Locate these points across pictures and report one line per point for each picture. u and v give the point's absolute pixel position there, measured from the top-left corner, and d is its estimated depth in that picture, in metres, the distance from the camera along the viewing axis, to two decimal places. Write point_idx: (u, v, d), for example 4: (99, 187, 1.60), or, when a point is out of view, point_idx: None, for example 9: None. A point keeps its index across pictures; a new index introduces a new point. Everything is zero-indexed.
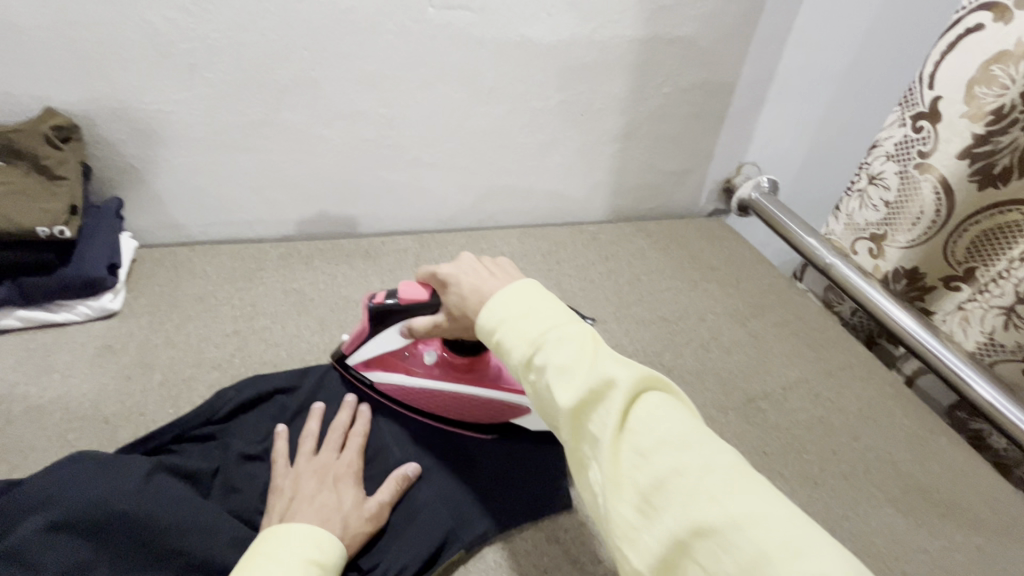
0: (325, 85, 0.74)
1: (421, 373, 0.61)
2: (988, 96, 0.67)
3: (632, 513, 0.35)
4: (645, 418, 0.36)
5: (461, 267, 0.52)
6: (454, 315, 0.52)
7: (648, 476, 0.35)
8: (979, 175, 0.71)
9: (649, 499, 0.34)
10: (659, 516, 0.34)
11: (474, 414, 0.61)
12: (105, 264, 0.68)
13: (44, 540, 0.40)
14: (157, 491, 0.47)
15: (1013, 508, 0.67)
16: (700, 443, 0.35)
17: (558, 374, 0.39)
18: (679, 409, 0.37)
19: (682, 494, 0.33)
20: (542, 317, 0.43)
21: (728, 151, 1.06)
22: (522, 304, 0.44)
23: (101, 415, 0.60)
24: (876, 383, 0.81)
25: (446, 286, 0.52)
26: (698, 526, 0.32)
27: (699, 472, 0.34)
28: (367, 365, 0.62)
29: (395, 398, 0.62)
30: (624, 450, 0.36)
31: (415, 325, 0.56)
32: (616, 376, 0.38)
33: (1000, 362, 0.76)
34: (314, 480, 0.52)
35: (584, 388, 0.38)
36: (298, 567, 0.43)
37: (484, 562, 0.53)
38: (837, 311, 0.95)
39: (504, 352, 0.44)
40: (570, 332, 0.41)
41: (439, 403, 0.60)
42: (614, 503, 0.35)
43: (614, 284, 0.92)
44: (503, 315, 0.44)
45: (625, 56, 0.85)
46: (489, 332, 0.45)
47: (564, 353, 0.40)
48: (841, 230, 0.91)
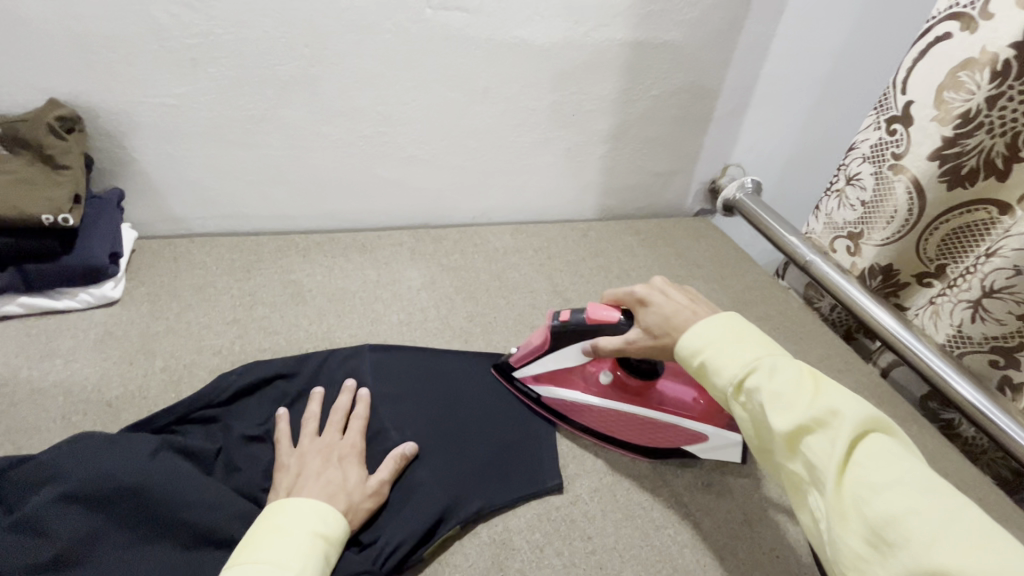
0: (324, 82, 0.76)
1: (594, 392, 0.63)
2: (956, 100, 0.71)
3: (862, 545, 0.38)
4: (873, 457, 0.40)
5: (656, 289, 0.58)
6: (653, 334, 0.56)
7: (879, 511, 0.38)
8: (949, 175, 0.75)
9: (880, 533, 0.37)
10: (893, 552, 0.37)
11: (636, 435, 0.63)
12: (107, 252, 0.69)
13: (57, 510, 0.43)
14: (164, 467, 0.48)
15: (979, 491, 0.71)
16: (936, 493, 0.38)
17: (774, 399, 0.44)
18: (912, 458, 0.40)
19: (920, 535, 0.36)
20: (754, 348, 0.48)
21: (714, 152, 1.10)
22: (727, 333, 0.50)
23: (104, 398, 0.61)
24: (854, 374, 0.84)
25: (647, 305, 0.57)
26: (941, 568, 0.34)
27: (940, 518, 0.36)
28: (538, 378, 0.65)
29: (560, 413, 0.65)
30: (850, 484, 0.40)
31: (602, 344, 0.59)
32: (840, 409, 0.42)
33: (968, 353, 0.80)
34: (318, 458, 0.55)
35: (806, 416, 0.43)
36: (305, 539, 0.46)
37: (479, 539, 0.55)
38: (817, 307, 0.98)
39: (710, 375, 0.50)
40: (783, 363, 0.46)
41: (610, 422, 0.63)
42: (842, 532, 0.39)
43: (603, 279, 0.95)
44: (705, 339, 0.50)
45: (615, 59, 0.88)
46: (691, 355, 0.51)
47: (779, 381, 0.45)
48: (821, 229, 0.95)
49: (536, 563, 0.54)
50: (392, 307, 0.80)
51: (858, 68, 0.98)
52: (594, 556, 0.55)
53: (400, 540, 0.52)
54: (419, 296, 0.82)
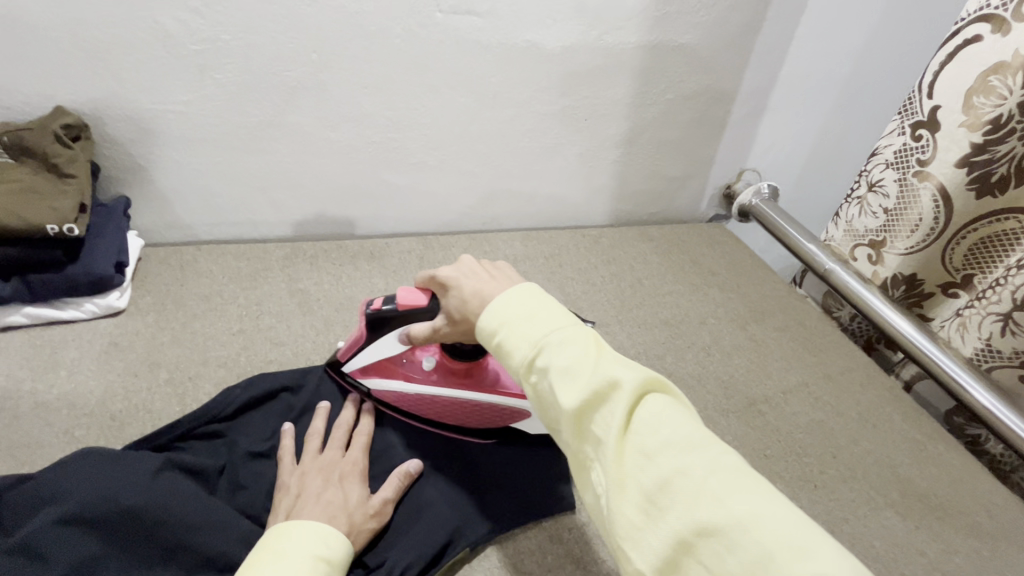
0: (332, 88, 0.75)
1: (421, 379, 0.60)
2: (986, 106, 0.68)
3: (637, 514, 0.36)
4: (648, 420, 0.38)
5: (460, 270, 0.53)
6: (454, 319, 0.52)
7: (652, 476, 0.36)
8: (978, 183, 0.73)
9: (653, 499, 0.35)
10: (662, 514, 0.35)
11: (468, 418, 0.60)
12: (112, 263, 0.68)
13: (54, 533, 0.41)
14: (166, 488, 0.47)
15: (1010, 512, 0.68)
16: (701, 445, 0.37)
17: (562, 375, 0.40)
18: (681, 411, 0.39)
19: (686, 494, 0.35)
20: (544, 319, 0.44)
21: (729, 157, 1.07)
22: (524, 307, 0.45)
23: (108, 412, 0.60)
24: (875, 388, 0.81)
25: (446, 288, 0.52)
26: (703, 526, 0.33)
27: (703, 473, 0.35)
28: (364, 372, 0.61)
29: (392, 405, 0.62)
30: (629, 451, 0.37)
31: (414, 332, 0.55)
32: (619, 378, 0.39)
33: (997, 368, 0.77)
34: (320, 478, 0.53)
35: (587, 390, 0.39)
36: (304, 562, 0.44)
37: (489, 561, 0.53)
38: (836, 317, 0.96)
39: (505, 355, 0.45)
40: (571, 334, 0.43)
41: (442, 409, 0.60)
42: (618, 503, 0.36)
43: (615, 287, 0.92)
44: (503, 317, 0.45)
45: (629, 62, 0.86)
46: (490, 335, 0.46)
47: (567, 356, 0.41)
48: (840, 236, 0.93)
49: None
50: None
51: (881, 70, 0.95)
52: None
53: (407, 563, 0.50)
54: None
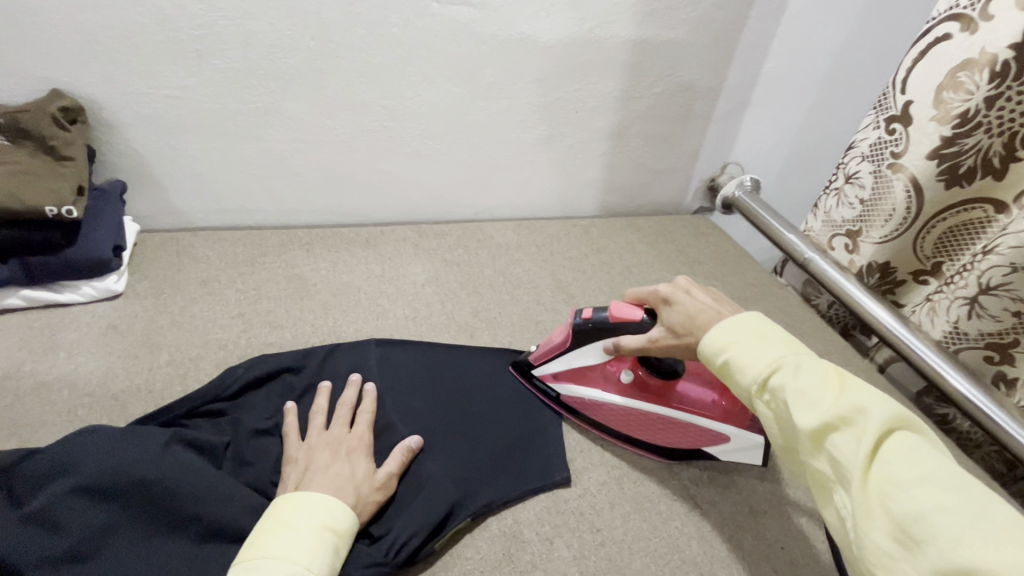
0: (329, 76, 0.76)
1: (615, 390, 0.63)
2: (955, 100, 0.72)
3: (889, 543, 0.37)
4: (900, 454, 0.39)
5: (680, 289, 0.58)
6: (676, 332, 0.55)
7: (906, 507, 0.37)
8: (947, 174, 0.77)
9: (907, 530, 0.36)
10: (921, 549, 0.36)
11: (655, 434, 0.62)
12: (110, 245, 0.69)
13: (69, 502, 0.43)
14: (175, 459, 0.48)
15: None
16: (964, 491, 0.37)
17: (798, 397, 0.44)
18: (940, 455, 0.39)
19: (948, 530, 0.35)
20: (776, 346, 0.48)
21: (714, 150, 1.10)
22: (754, 332, 0.50)
23: (110, 392, 0.61)
24: (852, 370, 0.85)
25: (671, 304, 0.57)
26: (972, 565, 0.33)
27: (970, 515, 0.35)
28: (558, 377, 0.66)
29: (579, 412, 0.65)
30: (876, 479, 0.39)
31: (624, 343, 0.59)
32: (865, 407, 0.42)
33: (964, 349, 0.82)
34: (327, 452, 0.54)
35: (830, 414, 0.42)
36: (311, 532, 0.46)
37: (490, 531, 0.55)
38: (815, 304, 1.00)
39: (734, 374, 0.49)
40: (809, 362, 0.46)
41: (631, 421, 0.63)
42: (867, 529, 0.38)
43: (605, 274, 0.95)
44: (732, 339, 0.50)
45: (619, 56, 0.89)
46: (715, 354, 0.51)
47: (803, 379, 0.45)
48: (819, 227, 0.97)
49: (546, 553, 0.54)
50: (397, 302, 0.80)
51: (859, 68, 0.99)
52: (604, 548, 0.55)
53: (411, 532, 0.52)
54: (423, 291, 0.82)
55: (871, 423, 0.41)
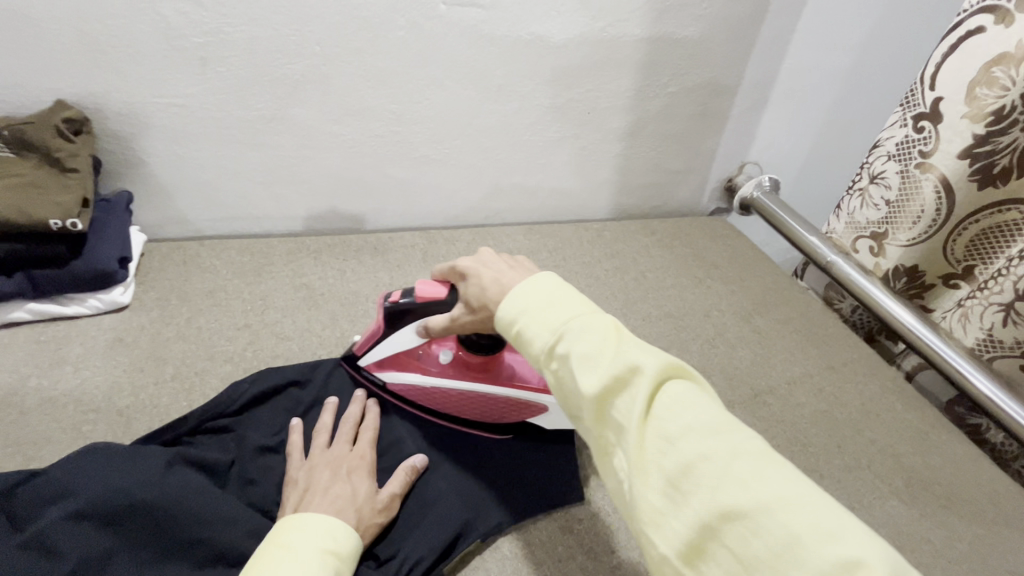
0: (336, 80, 0.74)
1: (436, 372, 0.61)
2: (989, 97, 0.68)
3: (660, 500, 0.35)
4: (670, 404, 0.37)
5: (478, 261, 0.53)
6: (472, 309, 0.51)
7: (676, 461, 0.35)
8: (979, 174, 0.73)
9: (676, 483, 0.35)
10: (687, 500, 0.34)
11: (480, 412, 0.61)
12: (116, 257, 0.68)
13: (67, 529, 0.41)
14: (176, 479, 0.47)
15: (1012, 499, 0.67)
16: (723, 430, 0.36)
17: (581, 361, 0.40)
18: (702, 395, 0.38)
19: (709, 479, 0.34)
20: (563, 306, 0.44)
21: (730, 150, 1.07)
22: (541, 294, 0.45)
23: (115, 408, 0.60)
24: (879, 378, 0.81)
25: (466, 279, 0.53)
26: (729, 510, 0.32)
27: (727, 457, 0.34)
28: (380, 365, 0.62)
29: (407, 399, 0.62)
30: (649, 435, 0.37)
31: (431, 324, 0.56)
32: (640, 363, 0.38)
33: (998, 357, 0.77)
34: (328, 471, 0.53)
35: (607, 376, 0.39)
36: (315, 556, 0.44)
37: (500, 552, 0.53)
38: (838, 308, 0.96)
39: (524, 343, 0.44)
40: (592, 321, 0.42)
41: (453, 402, 0.60)
42: (642, 488, 0.36)
43: (619, 280, 0.92)
44: (523, 305, 0.45)
45: (632, 54, 0.86)
46: (508, 324, 0.46)
47: (586, 342, 0.40)
48: (843, 228, 0.93)
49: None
50: None
51: (879, 58, 0.95)
52: (618, 570, 0.53)
53: (420, 556, 0.51)
54: None
55: (645, 380, 0.37)
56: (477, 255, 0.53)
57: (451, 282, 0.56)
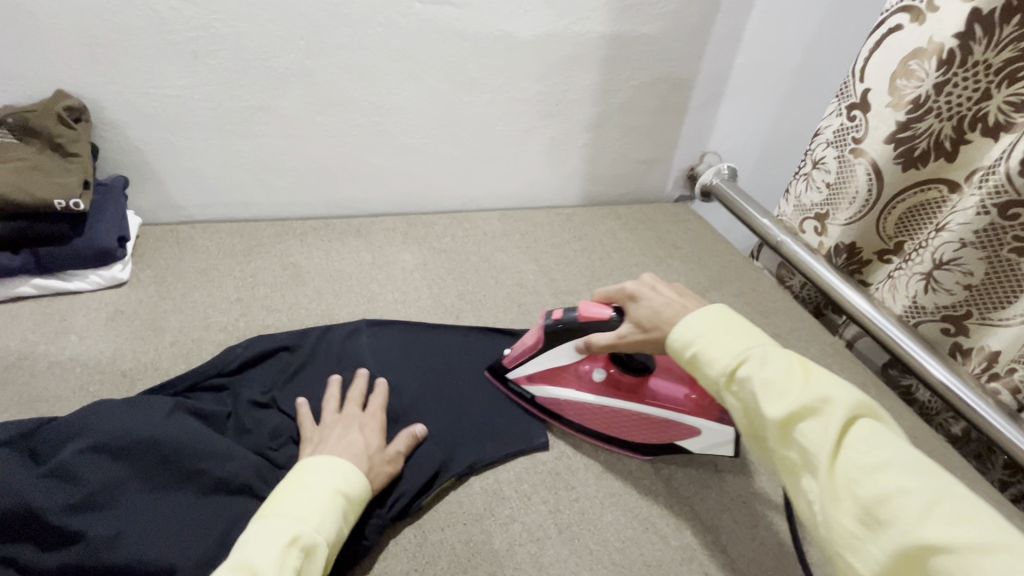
0: (319, 73, 0.80)
1: (591, 390, 0.64)
2: (908, 87, 0.77)
3: (854, 526, 0.39)
4: (863, 439, 0.41)
5: (644, 285, 0.59)
6: (644, 328, 0.57)
7: (872, 489, 0.39)
8: (903, 158, 0.81)
9: (872, 512, 0.38)
10: (884, 529, 0.37)
11: (624, 430, 0.64)
12: (115, 237, 0.73)
13: (85, 459, 0.47)
14: (177, 424, 0.53)
15: (928, 443, 0.76)
16: (924, 473, 0.39)
17: (765, 387, 0.45)
18: (897, 438, 0.42)
19: (911, 511, 0.37)
20: (744, 338, 0.50)
21: (691, 141, 1.15)
22: (721, 324, 0.51)
23: (118, 370, 0.65)
24: (820, 343, 0.90)
25: (634, 300, 0.59)
26: (932, 544, 0.35)
27: (931, 495, 0.37)
28: (532, 379, 0.66)
29: (552, 410, 0.66)
30: (843, 464, 0.41)
31: (595, 341, 0.60)
32: (831, 396, 0.43)
33: (923, 323, 0.85)
34: (340, 428, 0.58)
35: (798, 403, 0.43)
36: (327, 495, 0.48)
37: (472, 489, 0.60)
38: (789, 286, 1.05)
39: (701, 365, 0.50)
40: (775, 353, 0.47)
41: (604, 418, 0.64)
42: (835, 513, 0.40)
43: (587, 259, 0.99)
44: (697, 331, 0.51)
45: (596, 50, 0.93)
46: (683, 347, 0.52)
47: (772, 370, 0.46)
48: (791, 211, 1.01)
49: (524, 508, 0.59)
50: (387, 287, 0.84)
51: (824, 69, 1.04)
52: (577, 503, 0.60)
53: (403, 491, 0.57)
54: (412, 277, 0.87)
55: (837, 411, 0.42)
56: (641, 280, 0.60)
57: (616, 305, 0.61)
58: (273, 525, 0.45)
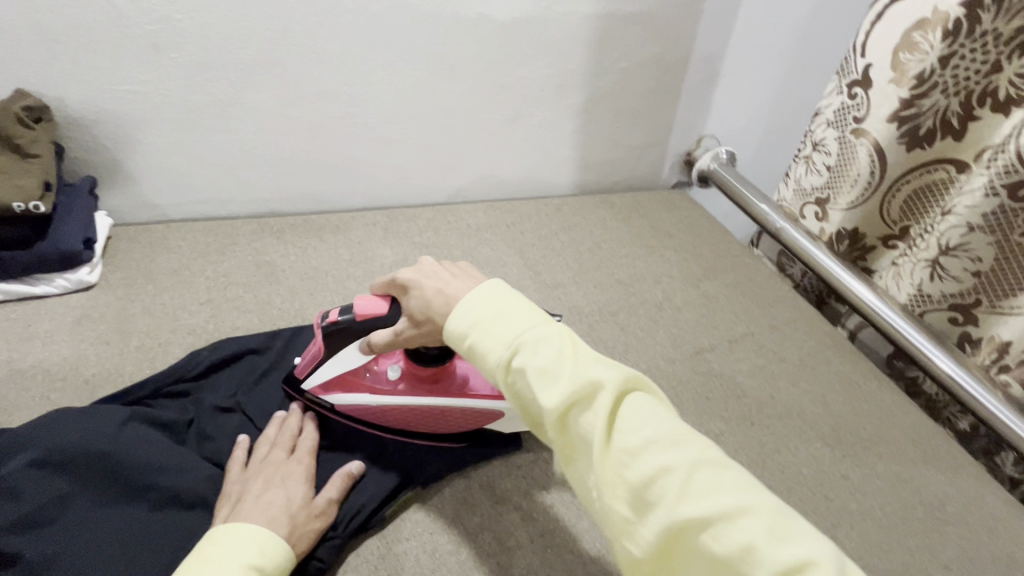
0: (288, 64, 0.77)
1: (388, 390, 0.58)
2: (911, 61, 0.72)
3: (627, 510, 0.37)
4: (633, 418, 0.39)
5: (421, 272, 0.51)
6: (416, 321, 0.50)
7: (640, 474, 0.37)
8: (908, 137, 0.76)
9: (641, 495, 0.36)
10: (652, 510, 0.36)
11: (436, 424, 0.59)
12: (81, 238, 0.71)
13: (29, 474, 0.46)
14: (131, 437, 0.51)
15: (932, 440, 0.72)
16: (684, 441, 0.38)
17: (540, 376, 0.41)
18: (661, 407, 0.40)
19: (672, 490, 0.35)
20: (516, 318, 0.44)
21: (686, 124, 1.10)
22: (493, 305, 0.45)
23: (82, 376, 0.64)
24: (818, 335, 0.85)
25: (407, 291, 0.51)
26: (691, 519, 0.34)
27: (690, 467, 0.36)
28: (327, 387, 0.59)
29: (355, 417, 0.60)
30: (615, 449, 0.38)
31: (374, 340, 0.53)
32: (600, 378, 0.40)
33: (929, 312, 0.81)
34: (262, 480, 0.52)
35: (569, 390, 0.39)
36: (235, 571, 0.42)
37: (442, 495, 0.58)
38: (789, 274, 1.00)
39: (478, 356, 0.44)
40: (545, 333, 0.43)
41: (411, 417, 0.58)
42: (609, 500, 0.38)
43: (575, 251, 0.96)
44: (473, 318, 0.45)
45: (581, 31, 0.89)
46: (460, 337, 0.46)
47: (543, 355, 0.41)
48: (790, 196, 0.96)
49: (495, 515, 0.56)
50: (364, 284, 0.82)
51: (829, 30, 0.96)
52: (551, 509, 0.57)
53: (363, 503, 0.54)
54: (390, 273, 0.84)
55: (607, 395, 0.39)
56: (418, 265, 0.52)
57: (392, 295, 0.53)
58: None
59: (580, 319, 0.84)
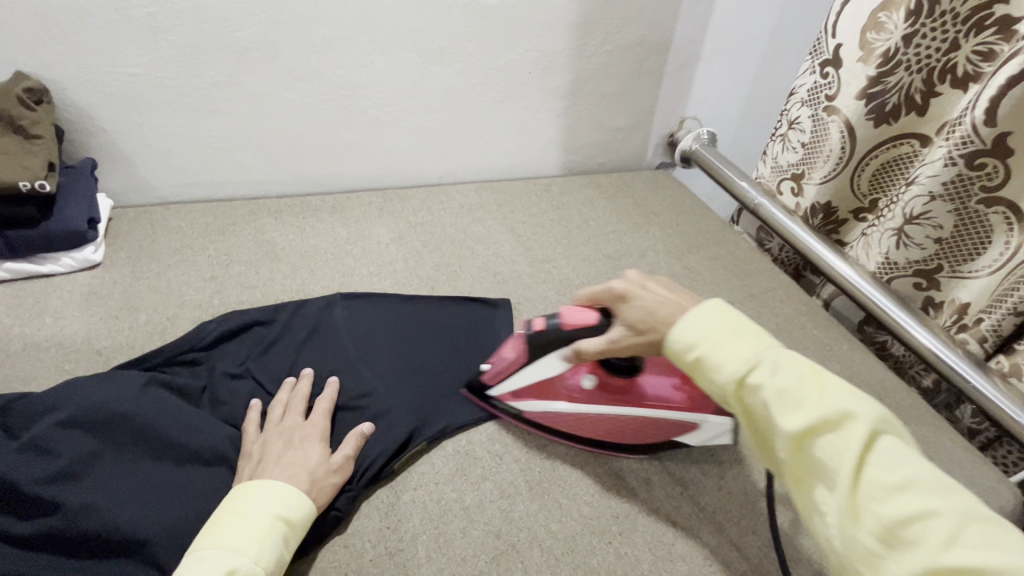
0: (283, 47, 0.79)
1: (581, 399, 0.60)
2: (878, 41, 0.77)
3: (875, 545, 0.37)
4: (886, 456, 0.39)
5: (634, 283, 0.54)
6: (637, 329, 0.52)
7: (898, 510, 0.36)
8: (875, 113, 0.81)
9: (897, 534, 0.36)
10: (908, 550, 0.35)
11: (623, 435, 0.61)
12: (85, 218, 0.73)
13: (58, 433, 0.49)
14: (150, 397, 0.55)
15: (897, 394, 0.78)
16: (951, 492, 0.37)
17: (778, 397, 0.42)
18: (917, 454, 0.39)
19: (939, 536, 0.35)
20: (749, 338, 0.46)
21: (669, 106, 1.14)
22: (725, 322, 0.47)
23: (94, 348, 0.67)
24: (794, 302, 0.90)
25: (625, 300, 0.53)
26: (961, 568, 0.34)
27: (959, 516, 0.35)
28: (518, 394, 0.62)
29: (547, 424, 0.63)
30: (867, 482, 0.38)
31: (584, 349, 0.54)
32: (853, 410, 0.40)
33: (896, 278, 0.86)
34: (280, 442, 0.55)
35: (816, 416, 0.40)
36: (263, 521, 0.46)
37: (445, 451, 0.61)
38: (768, 248, 1.05)
39: (706, 369, 0.46)
40: (783, 355, 0.44)
41: (598, 426, 0.61)
42: (854, 531, 0.38)
43: (564, 228, 1.00)
44: (700, 333, 0.47)
45: (567, 15, 0.91)
46: (685, 349, 0.47)
47: (783, 377, 0.42)
48: (769, 173, 1.00)
49: (495, 468, 0.60)
50: (362, 261, 0.85)
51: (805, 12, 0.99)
52: (548, 461, 0.62)
53: (375, 458, 0.58)
54: (387, 250, 0.87)
55: (860, 426, 0.39)
56: (630, 277, 0.54)
57: (602, 306, 0.56)
58: (207, 561, 0.43)
59: (571, 291, 0.88)
